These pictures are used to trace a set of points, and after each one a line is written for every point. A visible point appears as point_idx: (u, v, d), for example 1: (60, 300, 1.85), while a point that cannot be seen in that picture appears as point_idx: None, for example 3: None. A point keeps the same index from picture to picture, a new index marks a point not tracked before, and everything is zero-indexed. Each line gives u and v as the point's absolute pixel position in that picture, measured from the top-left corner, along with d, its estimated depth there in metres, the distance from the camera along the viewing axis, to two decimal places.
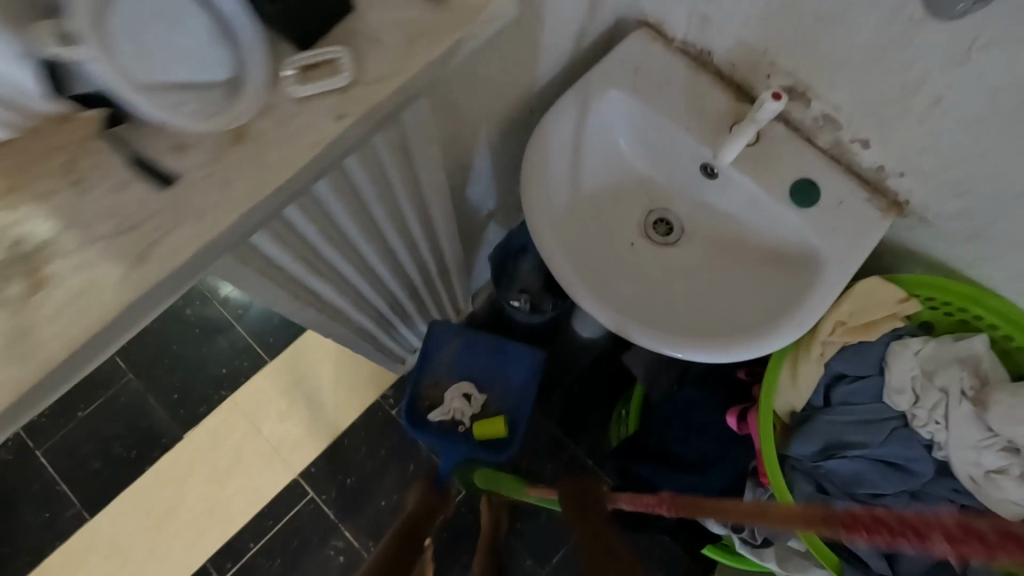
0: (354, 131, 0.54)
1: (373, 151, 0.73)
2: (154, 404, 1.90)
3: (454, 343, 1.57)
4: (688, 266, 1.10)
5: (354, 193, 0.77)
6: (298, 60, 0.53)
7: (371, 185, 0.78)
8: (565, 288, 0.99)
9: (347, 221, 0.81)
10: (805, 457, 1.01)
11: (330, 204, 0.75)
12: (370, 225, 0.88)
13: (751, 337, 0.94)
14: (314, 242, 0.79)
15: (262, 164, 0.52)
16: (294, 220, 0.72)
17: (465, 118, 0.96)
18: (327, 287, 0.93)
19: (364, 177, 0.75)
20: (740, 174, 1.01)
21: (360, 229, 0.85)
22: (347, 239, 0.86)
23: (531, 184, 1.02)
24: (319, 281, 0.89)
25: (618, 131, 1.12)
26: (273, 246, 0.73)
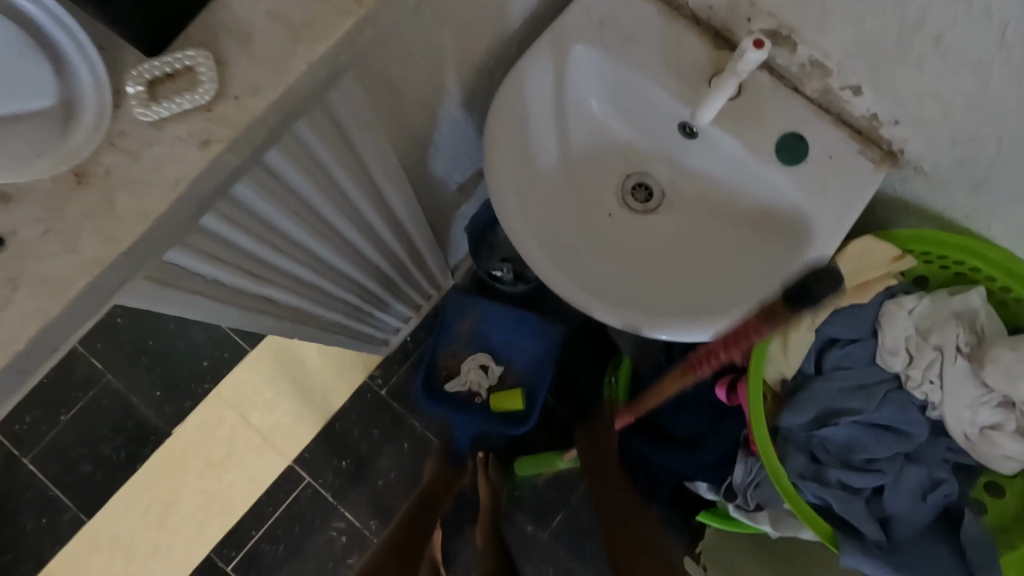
0: (229, 157, 0.47)
1: (300, 147, 0.64)
2: (139, 403, 1.83)
3: (472, 316, 1.63)
4: (670, 235, 1.03)
5: (287, 193, 0.69)
6: (141, 72, 0.46)
7: (308, 181, 0.69)
8: (538, 273, 0.92)
9: (287, 224, 0.72)
10: (797, 427, 0.97)
11: (263, 209, 0.67)
12: (318, 221, 0.79)
13: (740, 312, 0.88)
14: (250, 248, 0.70)
15: (111, 212, 0.45)
16: (219, 232, 0.64)
17: (414, 92, 0.86)
18: (278, 290, 0.84)
19: (297, 175, 0.66)
20: (721, 133, 0.93)
21: (305, 227, 0.76)
22: (292, 239, 0.77)
23: (495, 159, 0.93)
24: (266, 286, 0.81)
25: (587, 91, 1.02)
26: (203, 264, 0.65)
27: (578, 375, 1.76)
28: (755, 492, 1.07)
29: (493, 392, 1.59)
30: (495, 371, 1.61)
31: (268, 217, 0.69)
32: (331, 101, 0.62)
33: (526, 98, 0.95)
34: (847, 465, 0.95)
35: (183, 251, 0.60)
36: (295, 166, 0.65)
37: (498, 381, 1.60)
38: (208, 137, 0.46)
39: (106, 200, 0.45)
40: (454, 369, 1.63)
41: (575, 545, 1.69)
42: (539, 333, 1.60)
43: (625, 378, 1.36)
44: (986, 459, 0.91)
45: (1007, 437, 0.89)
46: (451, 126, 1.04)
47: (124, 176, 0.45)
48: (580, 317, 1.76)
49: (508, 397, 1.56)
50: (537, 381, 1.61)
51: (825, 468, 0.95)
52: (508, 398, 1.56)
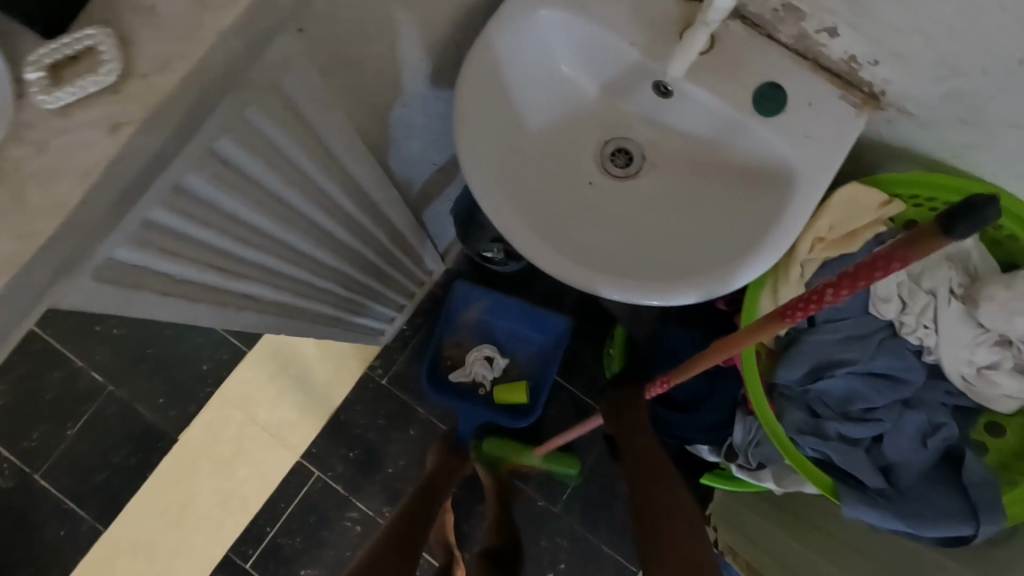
0: (143, 138, 0.47)
1: (255, 131, 0.62)
2: (142, 410, 1.84)
3: (479, 307, 1.63)
4: (653, 198, 1.01)
5: (249, 183, 0.67)
6: (40, 57, 0.44)
7: (269, 169, 0.68)
8: (518, 245, 0.91)
9: (253, 215, 0.71)
10: (793, 383, 0.96)
11: (225, 201, 0.65)
12: (288, 210, 0.78)
13: (728, 270, 0.86)
14: (217, 242, 0.69)
15: (25, 207, 0.44)
16: (181, 228, 0.63)
17: (376, 70, 0.84)
18: (256, 284, 0.83)
19: (256, 163, 0.65)
20: (698, 88, 0.90)
21: (274, 218, 0.75)
22: (262, 230, 0.76)
23: (469, 134, 0.91)
24: (242, 281, 0.80)
25: (556, 56, 0.98)
26: (168, 263, 0.64)
27: (578, 348, 1.75)
28: (756, 451, 1.06)
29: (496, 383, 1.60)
30: (499, 361, 1.61)
31: (233, 208, 0.67)
32: (280, 81, 0.61)
33: (495, 69, 0.93)
34: (845, 417, 0.94)
35: (141, 250, 0.59)
36: (253, 153, 0.64)
37: (503, 372, 1.60)
38: (118, 121, 0.45)
39: (15, 197, 0.44)
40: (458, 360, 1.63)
41: (586, 516, 1.70)
42: (547, 326, 1.61)
43: (622, 347, 1.34)
44: (984, 398, 0.90)
45: (1005, 375, 0.88)
46: (422, 103, 1.02)
47: (39, 171, 0.44)
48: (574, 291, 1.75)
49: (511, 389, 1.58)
50: (543, 374, 1.62)
51: (824, 421, 0.94)
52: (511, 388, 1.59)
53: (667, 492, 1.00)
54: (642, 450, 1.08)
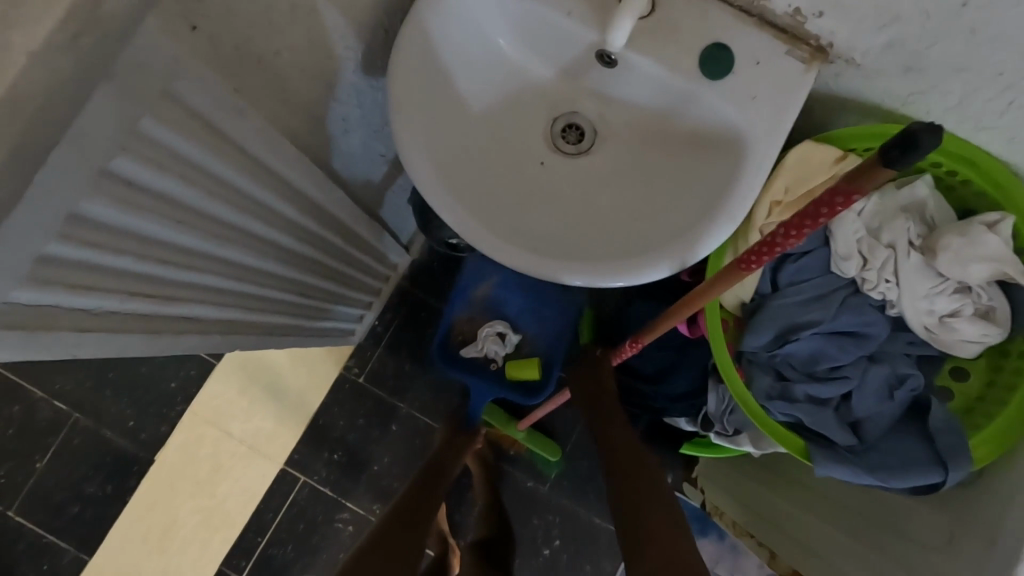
0: None
1: (150, 146, 0.56)
2: (112, 435, 1.77)
3: (492, 275, 1.38)
4: (606, 173, 0.98)
5: (160, 200, 0.62)
6: None
7: (182, 184, 0.62)
8: (468, 238, 0.87)
9: (172, 235, 0.66)
10: (760, 349, 0.95)
11: (135, 223, 0.60)
12: (216, 225, 0.72)
13: (688, 244, 0.83)
14: (136, 268, 0.64)
15: None
16: (87, 258, 0.58)
17: (295, 64, 0.78)
18: (197, 305, 0.78)
19: (163, 179, 0.59)
20: (641, 56, 0.86)
21: (198, 234, 0.69)
22: (188, 249, 0.71)
23: (405, 124, 0.86)
24: (179, 305, 0.75)
25: (491, 31, 0.93)
26: (79, 297, 0.59)
27: None
28: (731, 418, 1.06)
29: (508, 360, 1.35)
30: (512, 339, 1.34)
31: (146, 230, 0.62)
32: (173, 89, 0.55)
33: (427, 53, 0.87)
34: (813, 378, 0.94)
35: (42, 288, 0.54)
36: (156, 170, 0.58)
37: (516, 349, 1.35)
38: None
39: None
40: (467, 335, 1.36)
41: (576, 492, 1.71)
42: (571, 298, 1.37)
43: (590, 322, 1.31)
44: (947, 345, 0.90)
45: (966, 322, 0.89)
46: (356, 94, 0.96)
47: None
48: None
49: (523, 366, 1.32)
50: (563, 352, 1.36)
51: (793, 383, 0.93)
52: (524, 367, 1.33)
53: (653, 492, 0.97)
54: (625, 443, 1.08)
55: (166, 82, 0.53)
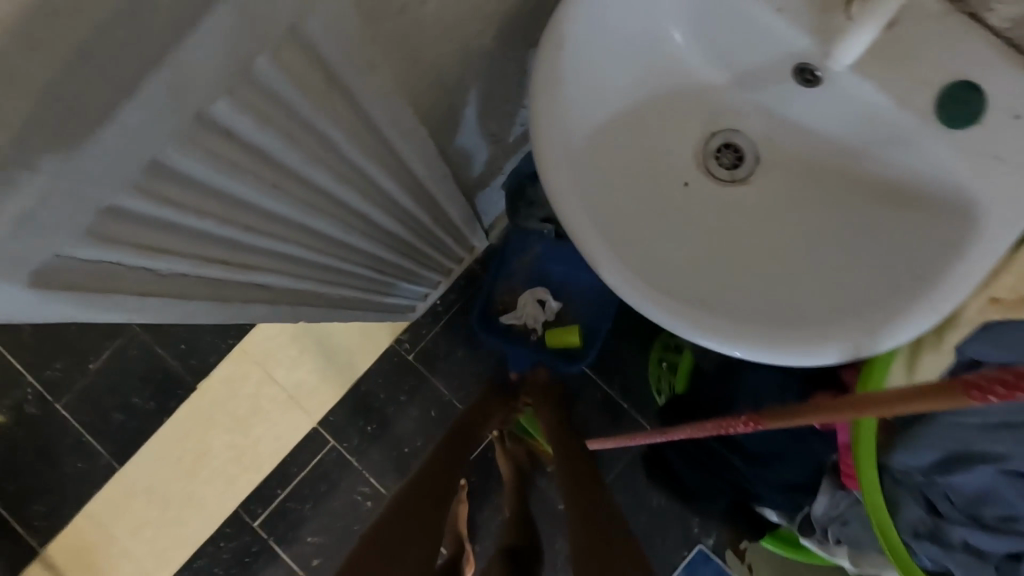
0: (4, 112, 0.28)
1: (255, 93, 0.44)
2: (163, 354, 1.74)
3: (535, 247, 1.42)
4: (762, 209, 0.80)
5: (257, 158, 0.51)
6: None
7: (283, 142, 0.50)
8: (586, 259, 0.71)
9: (261, 198, 0.55)
10: (913, 470, 0.79)
11: (226, 182, 0.49)
12: (310, 191, 0.61)
13: (861, 327, 0.65)
14: (215, 231, 0.54)
15: None
16: (163, 216, 0.48)
17: (437, 16, 0.64)
18: (272, 275, 0.70)
19: (266, 137, 0.48)
20: (861, 80, 0.68)
21: (285, 200, 0.58)
22: (273, 215, 0.60)
23: (545, 109, 0.72)
24: (252, 275, 0.66)
25: (666, 15, 0.77)
26: (146, 259, 0.50)
27: (617, 346, 1.51)
28: (840, 528, 0.88)
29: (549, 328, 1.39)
30: (553, 307, 1.40)
31: (237, 192, 0.52)
32: (303, 23, 0.41)
33: (588, 30, 0.73)
34: (977, 521, 0.75)
35: (106, 247, 0.44)
36: (258, 127, 0.46)
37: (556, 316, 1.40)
38: None
39: None
40: (510, 304, 1.44)
41: None
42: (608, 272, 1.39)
43: (687, 373, 1.07)
44: None
45: None
46: (487, 58, 0.81)
47: None
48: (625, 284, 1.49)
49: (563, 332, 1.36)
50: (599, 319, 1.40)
51: (947, 523, 0.77)
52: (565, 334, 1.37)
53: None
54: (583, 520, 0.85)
55: (299, 13, 0.39)
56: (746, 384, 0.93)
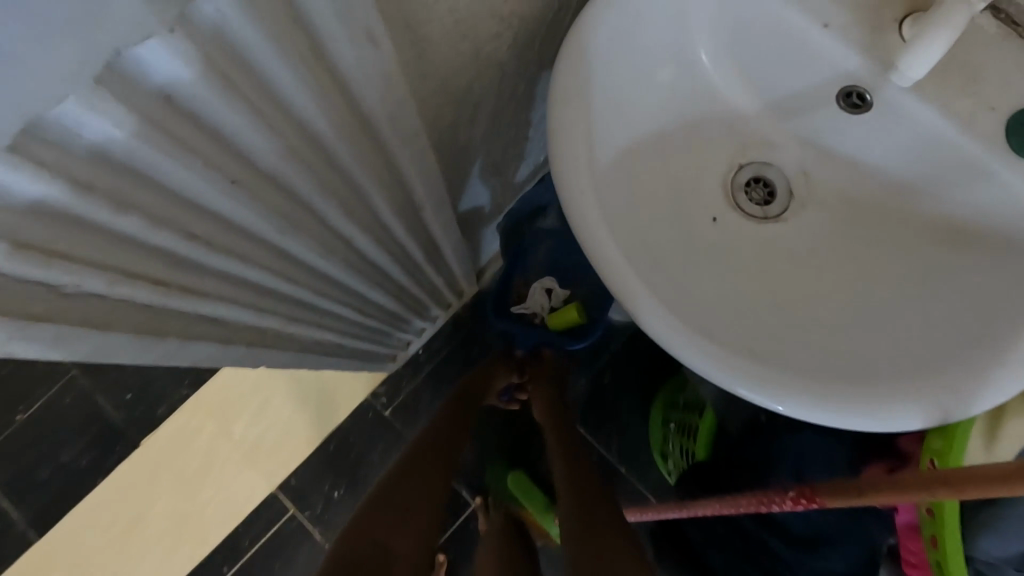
0: None
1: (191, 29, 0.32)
2: (103, 404, 1.46)
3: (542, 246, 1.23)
4: (801, 250, 0.70)
5: (210, 139, 0.40)
6: None
7: (239, 112, 0.38)
8: (618, 297, 0.60)
9: (204, 195, 0.42)
10: (1000, 561, 0.68)
11: (162, 166, 0.38)
12: (276, 195, 0.49)
13: (947, 388, 0.54)
14: (145, 237, 0.42)
15: None
16: (65, 206, 0.36)
17: (450, 4, 0.55)
18: (218, 305, 0.55)
19: (222, 112, 0.37)
20: (920, 103, 0.61)
21: (237, 198, 0.44)
22: (222, 217, 0.46)
23: (565, 122, 0.62)
24: (194, 303, 0.52)
25: (695, 31, 0.69)
26: (41, 270, 0.37)
27: (617, 403, 1.36)
28: None
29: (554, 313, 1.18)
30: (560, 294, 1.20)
31: (176, 184, 0.40)
32: None
33: (612, 43, 0.65)
34: None
35: None
36: (213, 93, 0.36)
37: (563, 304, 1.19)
38: None
39: None
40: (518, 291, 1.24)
41: None
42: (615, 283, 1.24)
43: (708, 436, 0.94)
44: None
45: None
46: (498, 68, 0.73)
47: None
48: (625, 335, 1.37)
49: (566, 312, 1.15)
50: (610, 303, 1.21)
51: None
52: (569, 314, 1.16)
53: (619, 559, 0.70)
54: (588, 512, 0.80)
55: None
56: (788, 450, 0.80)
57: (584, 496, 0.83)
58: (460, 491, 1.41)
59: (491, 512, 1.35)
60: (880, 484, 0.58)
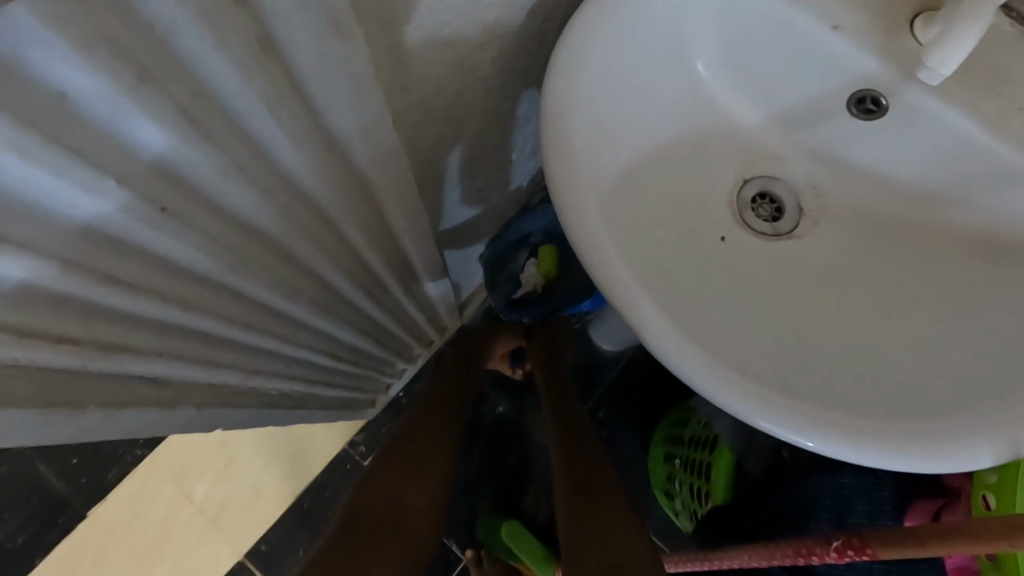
0: None
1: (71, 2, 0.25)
2: (44, 471, 1.27)
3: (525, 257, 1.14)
4: (822, 269, 0.64)
5: (116, 151, 0.32)
6: None
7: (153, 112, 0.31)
8: (635, 330, 0.52)
9: (119, 223, 0.35)
10: None
11: (45, 187, 0.30)
12: (214, 218, 0.40)
13: (1014, 421, 0.47)
14: (37, 281, 0.34)
15: None
16: None
17: (430, 8, 0.49)
18: (148, 359, 0.45)
19: (126, 110, 0.30)
20: (945, 105, 0.56)
21: (163, 227, 0.37)
22: (143, 246, 0.38)
23: (564, 137, 0.55)
24: (113, 359, 0.43)
25: (693, 39, 0.63)
26: None
27: (616, 440, 1.27)
28: None
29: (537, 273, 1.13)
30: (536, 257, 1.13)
31: (72, 211, 0.33)
32: None
33: (611, 50, 0.58)
34: None
35: None
36: (113, 81, 0.28)
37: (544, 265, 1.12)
38: None
39: None
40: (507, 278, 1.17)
41: None
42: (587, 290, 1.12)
43: (726, 475, 0.86)
44: None
45: None
46: (481, 84, 0.67)
47: None
48: (619, 366, 1.30)
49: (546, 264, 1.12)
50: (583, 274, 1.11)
51: None
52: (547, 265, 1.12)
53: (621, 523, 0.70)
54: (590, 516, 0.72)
55: None
56: (824, 495, 0.72)
57: (583, 494, 0.76)
58: (450, 548, 1.28)
59: (485, 565, 1.24)
60: (943, 530, 0.50)
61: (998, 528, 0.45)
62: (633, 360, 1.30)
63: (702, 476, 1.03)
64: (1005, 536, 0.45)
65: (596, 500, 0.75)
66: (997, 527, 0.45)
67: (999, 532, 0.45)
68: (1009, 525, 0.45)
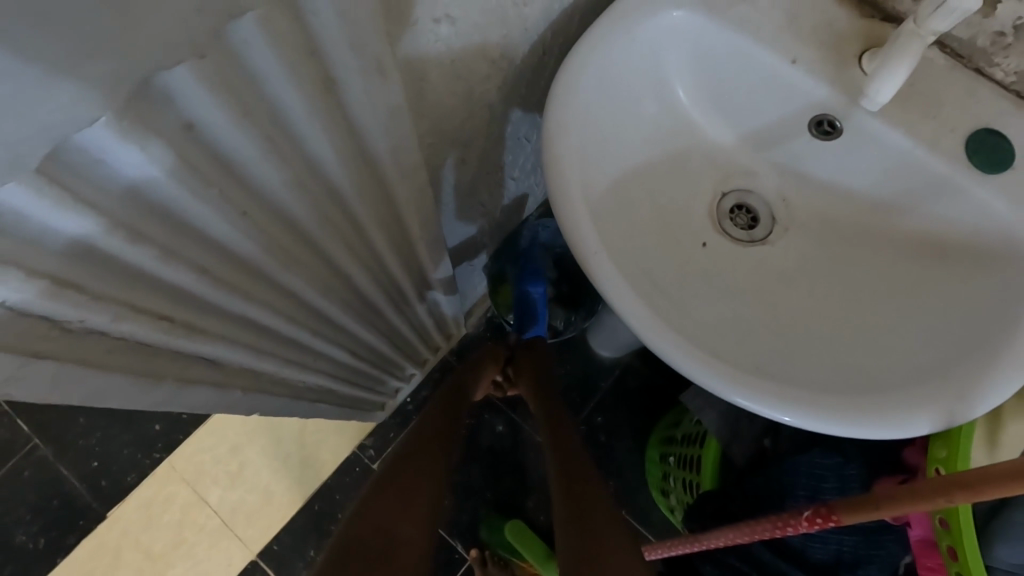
0: None
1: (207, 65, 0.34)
2: (67, 474, 1.34)
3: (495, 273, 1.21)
4: (791, 270, 0.73)
5: (218, 167, 0.40)
6: None
7: (259, 146, 0.40)
8: (625, 317, 0.60)
9: (209, 220, 0.42)
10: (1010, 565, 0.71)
11: (184, 204, 0.40)
12: (274, 224, 0.49)
13: (949, 397, 0.55)
14: (153, 271, 0.42)
15: None
16: (101, 244, 0.37)
17: (445, 48, 0.59)
18: (213, 346, 0.54)
19: (233, 136, 0.38)
20: (891, 127, 0.65)
21: (244, 231, 0.46)
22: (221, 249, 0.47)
23: (562, 155, 0.64)
24: (191, 341, 0.51)
25: (672, 72, 0.73)
26: (61, 304, 0.38)
27: (613, 441, 1.34)
28: None
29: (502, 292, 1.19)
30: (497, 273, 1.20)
31: (163, 203, 0.38)
32: None
33: (601, 81, 0.68)
34: None
35: None
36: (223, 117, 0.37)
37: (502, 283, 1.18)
38: None
39: None
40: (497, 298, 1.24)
41: None
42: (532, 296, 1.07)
43: (713, 464, 0.94)
44: None
45: None
46: (487, 110, 0.76)
47: None
48: (615, 371, 1.37)
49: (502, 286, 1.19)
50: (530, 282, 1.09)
51: None
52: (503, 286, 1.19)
53: (614, 534, 0.74)
54: (585, 524, 0.75)
55: None
56: (801, 476, 0.80)
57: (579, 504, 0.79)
58: (456, 546, 1.33)
59: (489, 564, 1.30)
60: (903, 492, 0.56)
61: (954, 479, 0.50)
62: (629, 367, 1.38)
63: (692, 470, 1.10)
64: (963, 489, 0.50)
65: (591, 512, 0.77)
66: (949, 480, 0.51)
67: (954, 482, 0.50)
68: (965, 478, 0.50)
